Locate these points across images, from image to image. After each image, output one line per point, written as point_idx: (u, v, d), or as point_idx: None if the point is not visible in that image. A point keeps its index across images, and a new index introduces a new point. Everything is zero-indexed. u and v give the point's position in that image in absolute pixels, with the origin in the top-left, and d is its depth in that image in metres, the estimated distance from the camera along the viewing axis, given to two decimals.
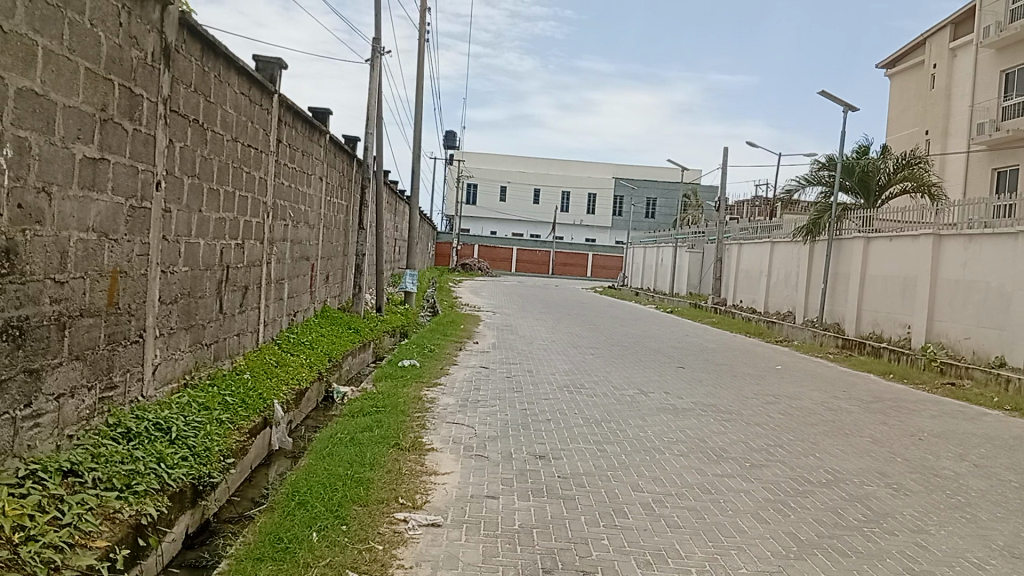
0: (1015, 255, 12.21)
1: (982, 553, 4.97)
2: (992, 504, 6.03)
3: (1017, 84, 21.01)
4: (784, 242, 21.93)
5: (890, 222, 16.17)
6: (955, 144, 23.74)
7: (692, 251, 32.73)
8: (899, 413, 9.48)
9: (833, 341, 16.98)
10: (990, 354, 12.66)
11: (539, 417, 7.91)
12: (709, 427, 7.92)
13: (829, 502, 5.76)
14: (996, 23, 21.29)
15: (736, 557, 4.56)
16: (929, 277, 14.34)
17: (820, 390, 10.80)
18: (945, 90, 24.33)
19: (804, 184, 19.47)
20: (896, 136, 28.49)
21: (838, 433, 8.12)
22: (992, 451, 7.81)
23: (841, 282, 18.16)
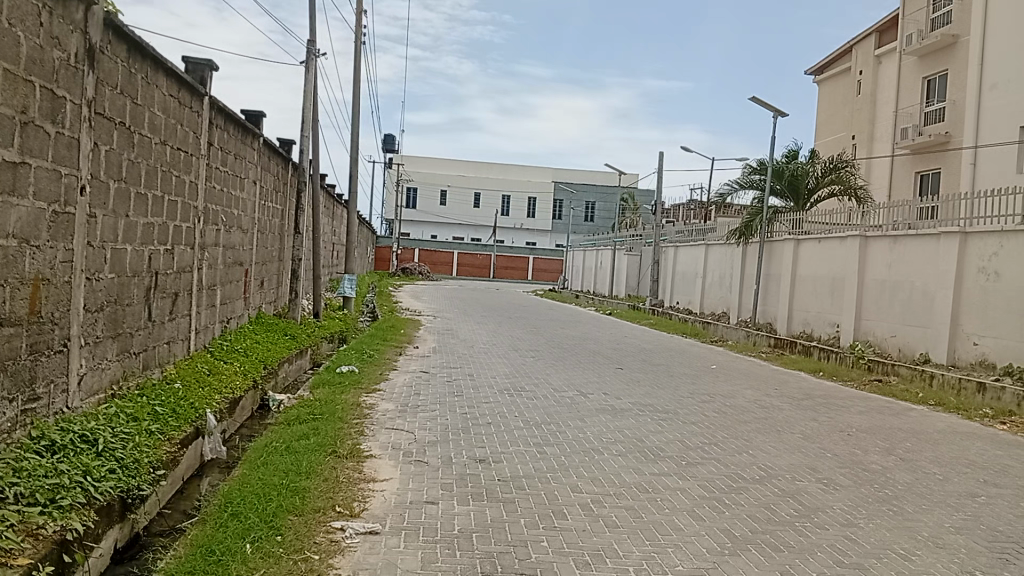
0: (936, 255, 12.74)
1: (907, 545, 5.17)
2: (917, 496, 6.28)
3: (938, 90, 21.89)
4: (718, 244, 22.42)
5: (819, 224, 16.68)
6: (880, 148, 24.63)
7: (631, 253, 33.24)
8: (829, 409, 9.80)
9: (766, 341, 17.44)
10: (914, 350, 13.19)
11: (480, 421, 7.89)
12: (647, 427, 8.05)
13: (762, 498, 5.91)
14: (918, 32, 22.19)
15: (672, 554, 4.64)
16: (856, 278, 14.86)
17: (753, 388, 11.08)
18: (871, 96, 25.23)
19: (737, 188, 19.95)
20: (825, 141, 29.40)
21: (771, 430, 8.34)
22: (916, 444, 8.12)
23: (772, 282, 18.65)
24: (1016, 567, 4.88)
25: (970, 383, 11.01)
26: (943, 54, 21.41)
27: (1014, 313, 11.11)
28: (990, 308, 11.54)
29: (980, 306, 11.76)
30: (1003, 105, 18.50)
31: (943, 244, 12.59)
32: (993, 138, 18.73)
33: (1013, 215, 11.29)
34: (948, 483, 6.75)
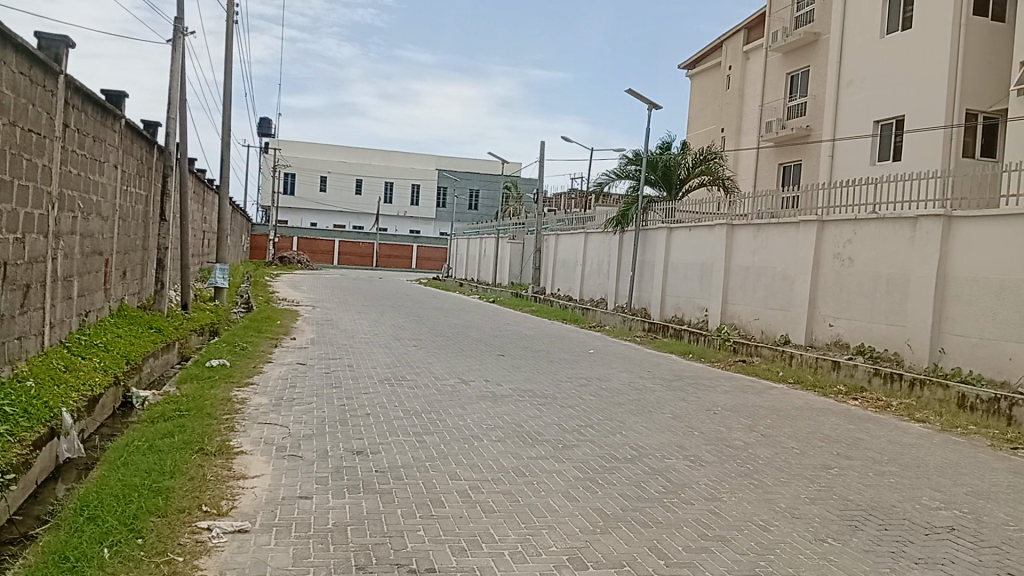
0: (796, 243, 13.56)
1: (766, 516, 5.50)
2: (775, 469, 6.70)
3: (800, 86, 23.23)
4: (596, 232, 23.01)
5: (690, 213, 17.41)
6: (747, 141, 25.91)
7: (513, 242, 33.64)
8: (698, 389, 10.29)
9: (640, 325, 18.08)
10: (776, 332, 14.03)
11: (358, 413, 7.78)
12: (526, 412, 8.18)
13: (634, 476, 6.15)
14: (783, 30, 23.45)
15: (547, 535, 4.75)
16: (724, 264, 15.62)
17: (628, 371, 11.48)
18: (739, 91, 26.50)
19: (613, 177, 20.52)
20: (697, 133, 30.61)
21: (643, 411, 8.67)
22: (776, 421, 8.65)
23: (647, 269, 19.33)
24: (862, 533, 5.30)
25: (826, 362, 11.83)
26: (806, 51, 22.73)
27: (865, 296, 11.97)
28: (845, 292, 12.41)
29: (836, 290, 12.62)
30: (858, 101, 19.40)
31: (803, 232, 13.40)
32: (848, 131, 19.68)
33: (865, 204, 12.09)
34: (804, 456, 7.24)
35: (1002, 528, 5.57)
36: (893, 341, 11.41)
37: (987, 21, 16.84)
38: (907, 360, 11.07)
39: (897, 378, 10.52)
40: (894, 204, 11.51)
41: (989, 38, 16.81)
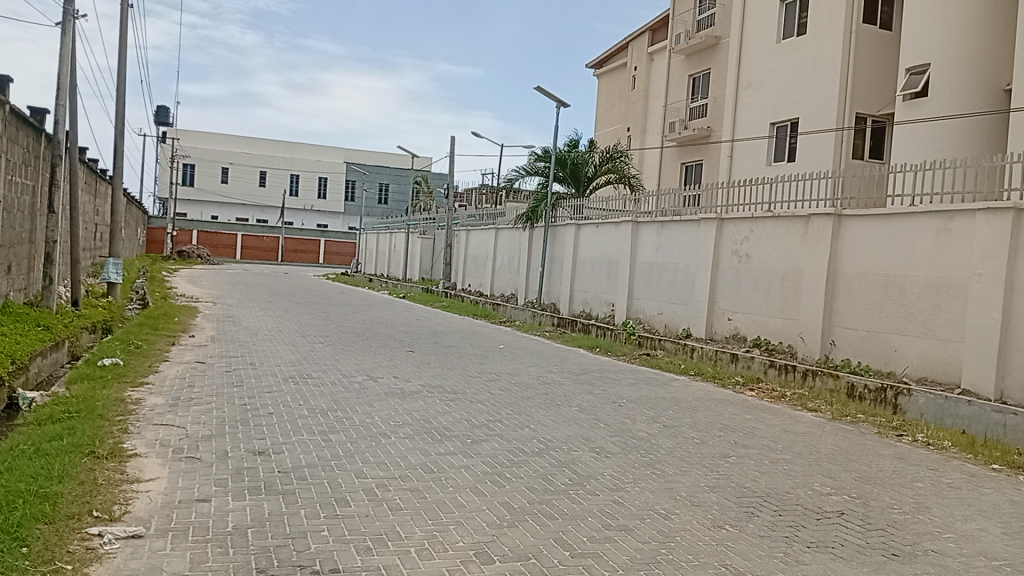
0: (697, 239, 14.03)
1: (668, 505, 5.67)
2: (677, 459, 6.92)
3: (702, 88, 23.99)
4: (506, 228, 23.14)
5: (597, 210, 17.74)
6: (652, 140, 26.58)
7: (423, 237, 33.41)
8: (604, 382, 10.52)
9: (549, 320, 18.32)
10: (678, 326, 14.48)
11: (260, 412, 7.57)
12: (435, 408, 8.16)
13: (541, 469, 6.23)
14: (685, 32, 24.15)
15: (454, 531, 4.75)
16: (630, 260, 15.99)
17: (536, 365, 11.60)
18: (644, 91, 27.17)
19: (523, 174, 20.68)
20: (604, 131, 31.19)
21: (550, 405, 8.78)
22: (678, 412, 8.93)
23: (556, 264, 19.58)
24: (757, 519, 5.54)
25: (724, 354, 12.29)
26: (707, 54, 23.49)
27: (761, 290, 12.49)
28: (742, 287, 12.91)
29: (734, 286, 13.13)
30: (756, 103, 20.16)
31: (703, 229, 13.87)
32: (746, 133, 20.46)
33: (762, 203, 12.61)
34: (703, 445, 7.51)
35: (886, 511, 5.93)
36: (787, 334, 11.97)
37: (875, 30, 17.79)
38: (800, 352, 11.63)
39: (791, 370, 11.03)
40: (789, 203, 12.04)
41: (876, 46, 17.76)
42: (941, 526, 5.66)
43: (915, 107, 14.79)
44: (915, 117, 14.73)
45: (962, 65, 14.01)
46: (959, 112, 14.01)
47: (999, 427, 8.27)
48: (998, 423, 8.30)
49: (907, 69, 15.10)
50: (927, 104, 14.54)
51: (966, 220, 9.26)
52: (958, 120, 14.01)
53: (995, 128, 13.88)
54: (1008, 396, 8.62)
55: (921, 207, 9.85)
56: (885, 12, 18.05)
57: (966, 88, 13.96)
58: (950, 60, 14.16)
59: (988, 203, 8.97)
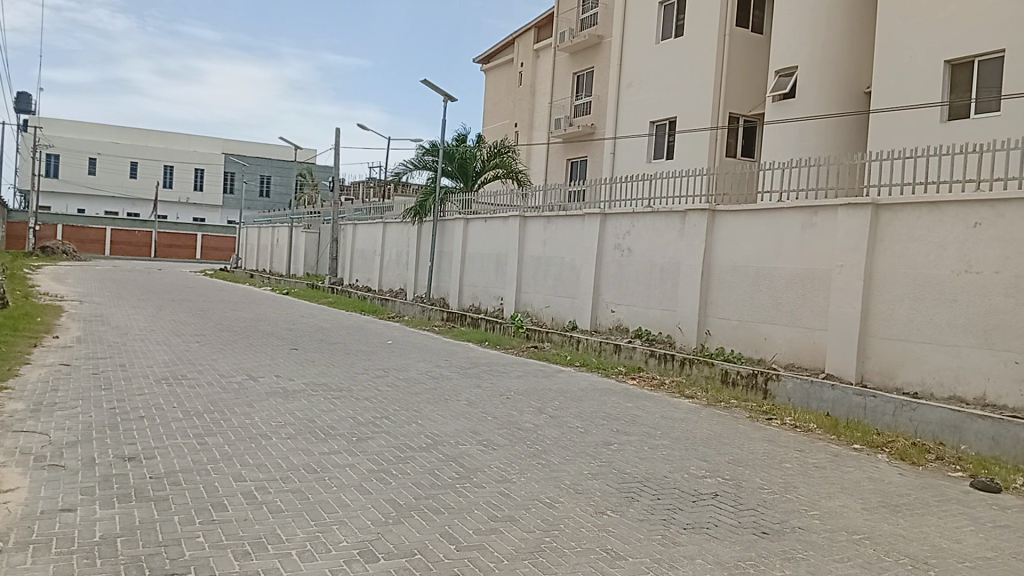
0: (582, 234, 14.36)
1: (553, 493, 5.80)
2: (563, 448, 7.08)
3: (586, 86, 24.52)
4: (394, 222, 22.89)
5: (485, 204, 17.84)
6: (538, 136, 26.94)
7: (308, 231, 32.59)
8: (492, 376, 10.60)
9: (438, 315, 18.27)
10: (564, 318, 14.78)
11: (131, 416, 7.19)
12: (319, 407, 7.99)
13: (427, 464, 6.23)
14: (569, 30, 24.60)
15: (337, 531, 4.69)
16: (517, 254, 16.17)
17: (424, 360, 11.56)
18: (530, 87, 27.50)
19: (410, 168, 20.51)
20: (491, 126, 31.36)
21: (438, 399, 8.78)
22: (563, 403, 9.13)
23: (444, 259, 19.54)
24: (638, 504, 5.74)
25: (608, 345, 12.63)
26: (590, 53, 24.01)
27: (643, 283, 12.92)
28: (625, 280, 13.31)
29: (616, 279, 13.51)
30: (637, 101, 20.77)
31: (588, 224, 14.21)
32: (629, 130, 21.05)
33: (643, 198, 13.03)
34: (588, 434, 7.72)
35: (756, 491, 6.28)
36: (666, 324, 12.43)
37: (747, 33, 18.68)
38: (678, 341, 12.11)
39: (670, 359, 11.45)
40: (668, 198, 12.50)
41: (748, 49, 18.66)
42: (807, 504, 6.05)
43: (784, 108, 15.68)
44: (785, 117, 15.62)
45: (825, 69, 14.94)
46: (823, 114, 14.92)
47: (858, 409, 8.91)
48: (858, 406, 8.93)
49: (777, 71, 15.97)
50: (795, 105, 15.43)
51: (828, 215, 9.89)
52: (822, 120, 14.95)
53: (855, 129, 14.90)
54: (867, 379, 9.30)
55: (789, 202, 10.44)
56: (756, 16, 18.98)
57: (829, 91, 14.91)
58: (814, 64, 15.09)
59: (849, 199, 9.59)
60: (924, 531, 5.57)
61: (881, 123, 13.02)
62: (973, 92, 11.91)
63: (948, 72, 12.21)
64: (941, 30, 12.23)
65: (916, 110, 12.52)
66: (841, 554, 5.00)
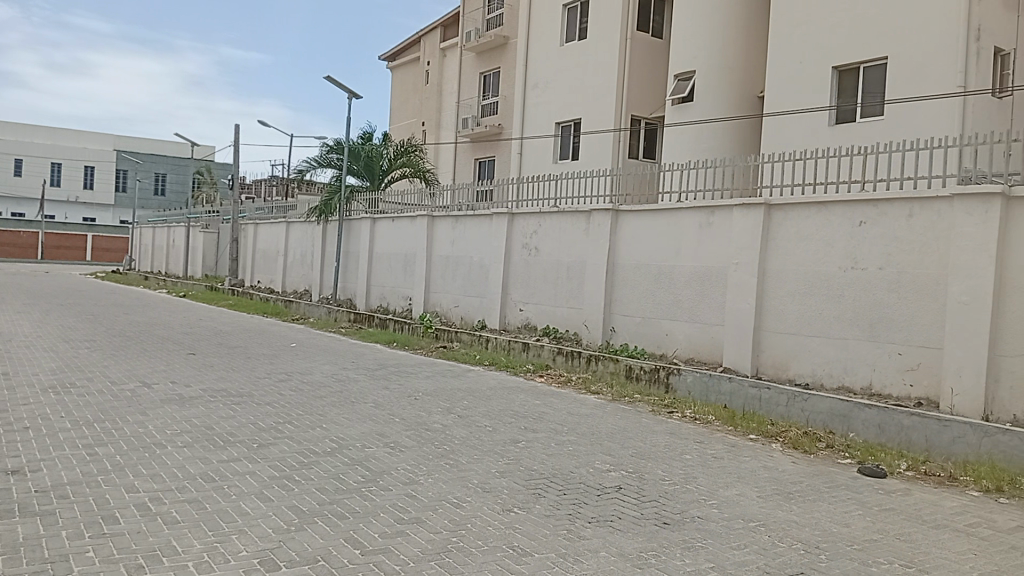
0: (490, 234, 14.44)
1: (460, 493, 5.81)
2: (471, 448, 7.09)
3: (492, 86, 24.62)
4: (297, 222, 22.38)
5: (392, 204, 17.67)
6: (446, 135, 26.87)
7: (207, 231, 31.47)
8: (400, 377, 10.52)
9: (345, 316, 17.98)
10: (473, 318, 14.81)
11: (12, 427, 6.76)
12: (219, 413, 7.73)
13: (332, 469, 6.12)
14: (475, 30, 24.67)
15: (237, 540, 4.55)
16: (425, 254, 16.11)
17: (330, 363, 11.36)
18: (437, 86, 27.41)
19: (315, 166, 20.10)
20: (398, 125, 31.07)
21: (344, 402, 8.64)
22: (472, 402, 9.15)
23: (351, 259, 19.24)
24: (544, 500, 5.82)
25: (517, 344, 12.74)
26: (496, 53, 24.14)
27: (549, 282, 13.08)
28: (532, 279, 13.45)
29: (524, 278, 13.65)
30: (543, 102, 21.00)
31: (496, 223, 14.29)
32: (535, 131, 21.26)
33: (549, 198, 13.20)
34: (496, 432, 7.76)
35: (658, 483, 6.47)
36: (573, 322, 12.63)
37: (648, 37, 19.18)
38: (584, 339, 12.34)
39: (576, 356, 11.64)
40: (574, 199, 12.71)
41: (649, 52, 19.16)
42: (706, 494, 6.27)
43: (682, 111, 16.11)
44: (683, 120, 16.05)
45: (722, 74, 15.49)
46: (721, 117, 15.45)
47: (754, 400, 9.29)
48: (753, 397, 9.31)
49: (677, 75, 16.44)
50: (693, 108, 15.88)
51: (725, 215, 10.26)
52: (719, 124, 15.47)
53: (750, 133, 15.49)
54: (762, 372, 9.72)
55: (688, 202, 10.78)
56: (656, 21, 19.53)
57: (725, 96, 15.48)
58: (712, 69, 15.60)
59: (744, 199, 9.99)
60: (815, 516, 5.86)
61: (774, 127, 13.60)
62: (857, 98, 12.57)
63: (835, 79, 12.86)
64: (827, 40, 12.89)
65: (806, 114, 13.14)
66: (738, 542, 5.21)
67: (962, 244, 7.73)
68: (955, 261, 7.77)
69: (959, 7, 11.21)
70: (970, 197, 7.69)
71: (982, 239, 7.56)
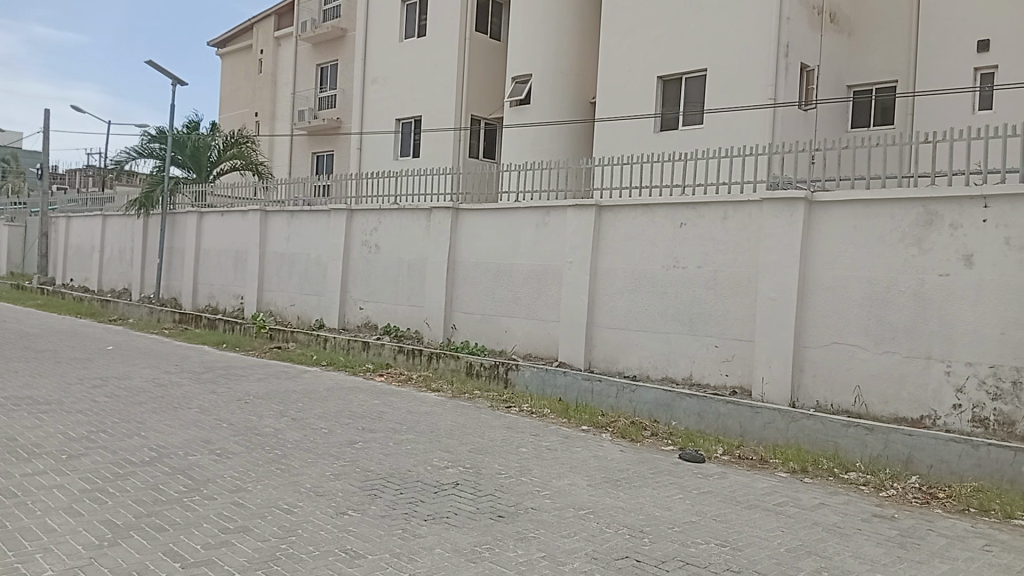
0: (327, 230, 14.09)
1: (291, 498, 5.62)
2: (305, 451, 6.89)
3: (330, 79, 24.02)
4: (116, 215, 20.78)
5: (221, 198, 16.81)
6: (281, 127, 25.90)
7: (11, 225, 28.55)
8: (228, 380, 10.03)
9: (169, 317, 16.90)
10: (310, 317, 14.39)
11: None
12: (20, 423, 7.04)
13: (151, 479, 5.74)
14: (312, 21, 23.98)
15: (40, 560, 4.18)
16: (258, 251, 15.46)
17: (151, 366, 10.64)
18: (271, 76, 26.37)
19: (135, 155, 18.76)
20: (229, 116, 29.60)
21: (167, 408, 8.13)
22: (306, 404, 8.88)
23: (176, 256, 18.12)
24: (380, 500, 5.75)
25: (356, 343, 12.52)
26: (334, 45, 23.57)
27: (389, 280, 12.95)
28: (371, 277, 13.26)
29: (363, 276, 13.43)
30: (382, 97, 20.73)
31: (333, 220, 13.97)
32: (374, 126, 20.94)
33: (388, 195, 13.07)
34: (331, 434, 7.58)
35: (494, 477, 6.58)
36: (414, 320, 12.57)
37: (487, 38, 19.43)
38: (425, 336, 12.32)
39: (417, 354, 11.61)
40: (413, 196, 12.67)
41: (488, 53, 19.41)
42: (540, 485, 6.45)
43: (519, 113, 16.44)
44: (521, 123, 16.37)
45: (558, 79, 15.97)
46: (557, 120, 15.92)
47: (587, 393, 9.67)
48: (587, 390, 9.69)
49: (514, 78, 16.76)
50: (530, 111, 16.22)
51: (559, 216, 10.60)
52: (556, 127, 15.93)
53: (584, 136, 16.09)
54: (594, 365, 10.14)
55: (524, 203, 11.03)
56: (494, 23, 19.83)
57: (562, 99, 15.98)
58: (549, 72, 16.02)
59: (577, 200, 10.36)
60: (639, 502, 6.18)
61: (607, 130, 14.19)
62: (680, 107, 13.38)
63: (661, 88, 13.60)
64: (654, 50, 13.59)
65: (634, 120, 13.82)
66: (569, 530, 5.40)
67: (770, 245, 8.41)
68: (765, 260, 8.44)
69: (768, 25, 12.17)
70: (776, 201, 8.38)
71: (787, 241, 8.27)
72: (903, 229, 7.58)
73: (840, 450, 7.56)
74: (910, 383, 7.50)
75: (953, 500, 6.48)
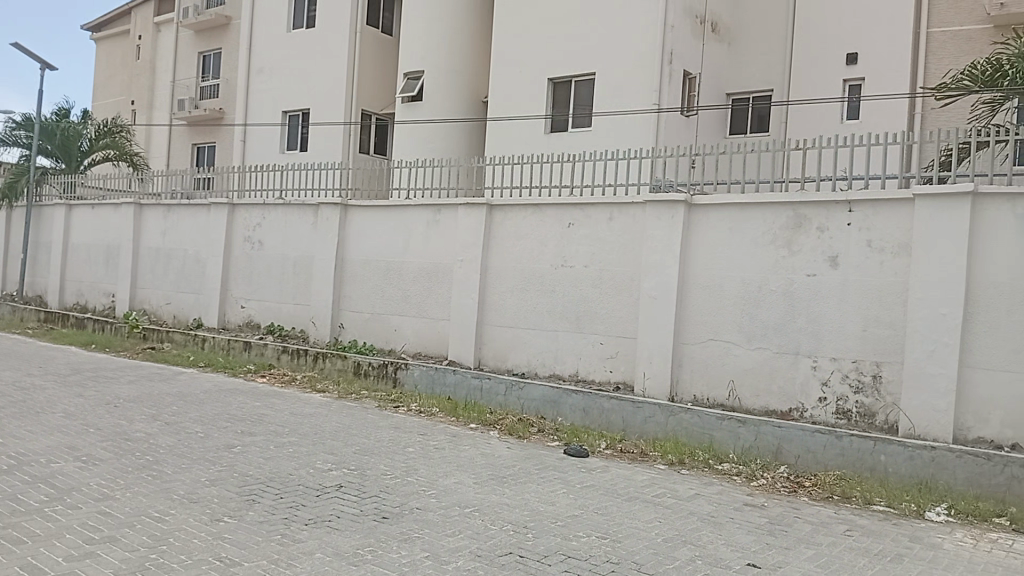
0: (208, 226, 13.52)
1: (162, 506, 5.37)
2: (179, 457, 6.58)
3: (212, 67, 23.07)
4: None
5: (91, 190, 15.84)
6: (159, 117, 24.66)
7: None
8: (97, 382, 9.47)
9: (33, 316, 15.79)
10: (188, 316, 13.77)
11: None
12: None
13: (7, 489, 5.34)
14: (194, 7, 22.97)
15: None
16: (133, 246, 14.67)
17: (11, 369, 9.91)
18: (149, 63, 25.08)
19: None
20: (102, 103, 27.94)
21: (27, 413, 7.58)
22: (182, 407, 8.49)
23: (42, 250, 16.95)
24: (258, 505, 5.57)
25: (238, 343, 12.09)
26: (218, 33, 22.66)
27: (274, 278, 12.57)
28: (255, 274, 12.84)
29: (246, 273, 12.98)
30: (269, 89, 20.08)
31: (214, 215, 13.43)
32: (261, 118, 20.27)
33: (273, 189, 12.69)
34: (208, 438, 7.28)
35: (379, 478, 6.50)
36: (299, 318, 12.24)
37: (378, 33, 19.17)
38: (311, 335, 12.02)
39: (301, 354, 11.33)
40: (298, 191, 12.34)
41: (380, 48, 19.15)
42: (425, 485, 6.42)
43: (411, 109, 16.29)
44: (413, 119, 16.22)
45: (450, 76, 15.94)
46: (449, 118, 15.89)
47: (476, 391, 9.70)
48: (475, 389, 9.72)
49: (407, 74, 16.61)
50: (422, 107, 16.10)
51: (450, 214, 10.59)
52: (448, 124, 15.88)
53: (476, 135, 16.10)
54: (484, 363, 10.18)
55: (414, 200, 10.96)
56: (386, 17, 19.59)
57: (455, 97, 15.96)
58: (441, 69, 15.96)
59: (467, 198, 10.38)
60: (524, 498, 6.25)
61: (498, 130, 14.26)
62: (570, 108, 13.61)
63: (551, 89, 13.79)
64: (545, 51, 13.78)
65: (525, 120, 13.95)
66: (453, 529, 5.39)
67: (653, 245, 8.68)
68: (648, 260, 8.70)
69: (653, 31, 12.54)
70: (659, 203, 8.66)
71: (668, 242, 8.56)
72: (775, 231, 7.99)
73: (716, 442, 7.89)
74: (780, 378, 7.92)
75: (819, 488, 6.89)
